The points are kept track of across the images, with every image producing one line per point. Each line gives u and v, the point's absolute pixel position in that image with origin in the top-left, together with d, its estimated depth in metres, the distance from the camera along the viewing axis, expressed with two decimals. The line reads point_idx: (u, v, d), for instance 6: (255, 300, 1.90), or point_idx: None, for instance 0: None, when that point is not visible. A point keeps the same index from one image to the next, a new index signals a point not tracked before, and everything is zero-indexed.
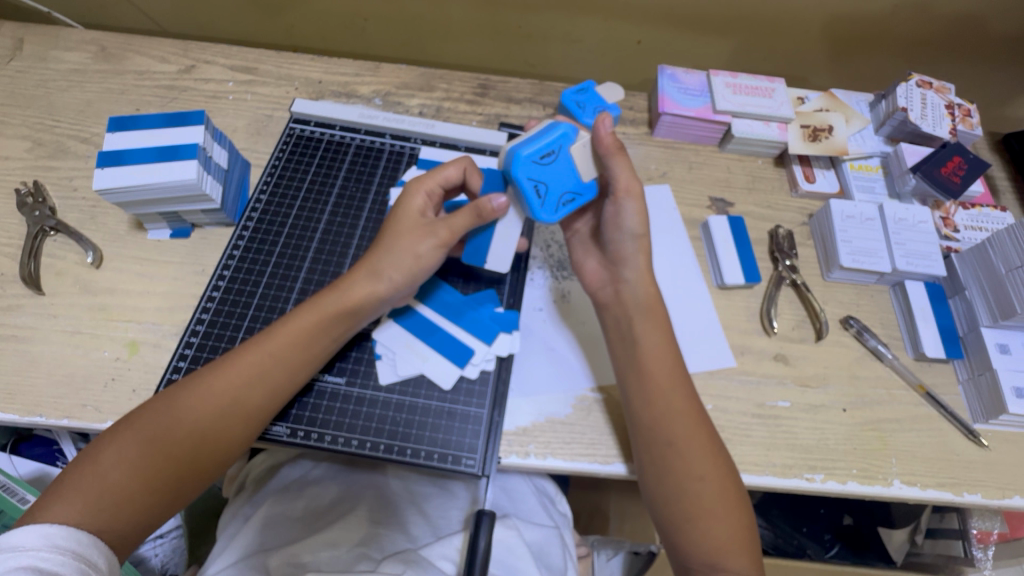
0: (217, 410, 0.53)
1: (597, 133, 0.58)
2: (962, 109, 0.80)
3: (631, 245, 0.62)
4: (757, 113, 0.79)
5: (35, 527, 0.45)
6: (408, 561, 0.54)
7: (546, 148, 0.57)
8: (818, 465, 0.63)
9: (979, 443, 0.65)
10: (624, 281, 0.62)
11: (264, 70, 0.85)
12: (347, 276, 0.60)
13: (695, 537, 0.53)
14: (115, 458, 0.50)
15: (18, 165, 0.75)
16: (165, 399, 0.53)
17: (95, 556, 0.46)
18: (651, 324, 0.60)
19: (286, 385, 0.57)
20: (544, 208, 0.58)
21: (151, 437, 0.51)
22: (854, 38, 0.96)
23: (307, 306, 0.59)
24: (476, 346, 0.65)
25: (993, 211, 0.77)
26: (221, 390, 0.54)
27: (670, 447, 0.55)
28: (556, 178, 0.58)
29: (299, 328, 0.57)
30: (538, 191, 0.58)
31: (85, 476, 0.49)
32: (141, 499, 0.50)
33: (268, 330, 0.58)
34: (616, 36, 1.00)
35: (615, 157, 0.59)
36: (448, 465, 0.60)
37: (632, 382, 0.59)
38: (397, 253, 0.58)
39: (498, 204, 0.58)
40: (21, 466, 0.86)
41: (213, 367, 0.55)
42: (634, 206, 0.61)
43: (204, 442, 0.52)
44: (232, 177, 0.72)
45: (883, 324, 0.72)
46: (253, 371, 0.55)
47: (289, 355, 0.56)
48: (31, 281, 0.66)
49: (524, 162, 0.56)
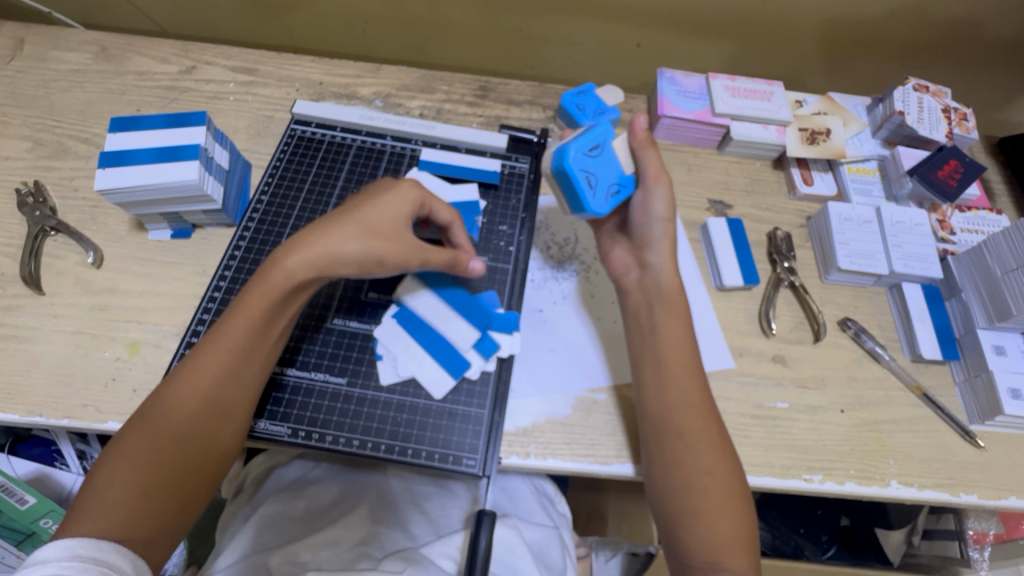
0: (192, 410, 0.53)
1: (634, 126, 0.61)
2: (958, 113, 0.81)
3: (658, 230, 0.62)
4: (756, 116, 0.79)
5: (61, 541, 0.45)
6: (408, 560, 0.54)
7: (591, 144, 0.60)
8: (816, 465, 0.64)
9: (974, 444, 0.66)
10: (648, 265, 0.63)
11: (265, 71, 0.85)
12: (286, 253, 0.57)
13: (696, 534, 0.53)
14: (110, 480, 0.49)
15: (19, 165, 0.75)
16: (141, 416, 0.53)
17: (118, 561, 0.45)
18: (672, 314, 0.60)
19: (250, 367, 0.56)
20: (594, 197, 0.59)
21: (134, 452, 0.51)
22: (852, 43, 0.97)
23: (252, 287, 0.57)
24: (474, 360, 0.64)
25: (988, 214, 0.78)
26: (188, 390, 0.53)
27: (680, 438, 0.56)
28: (602, 172, 0.60)
29: (249, 315, 0.56)
30: (589, 182, 0.59)
31: (87, 500, 0.49)
32: (146, 507, 0.49)
33: (220, 324, 0.57)
34: (616, 39, 1.00)
35: (646, 149, 0.61)
36: (448, 465, 0.60)
37: (649, 371, 0.59)
38: (343, 245, 0.56)
39: (448, 207, 0.63)
40: (19, 466, 0.87)
41: (174, 373, 0.54)
42: (663, 192, 0.61)
43: (187, 442, 0.52)
44: (234, 178, 0.72)
45: (881, 326, 0.73)
46: (213, 365, 0.54)
47: (247, 341, 0.56)
48: (31, 281, 0.66)
49: (575, 154, 0.58)
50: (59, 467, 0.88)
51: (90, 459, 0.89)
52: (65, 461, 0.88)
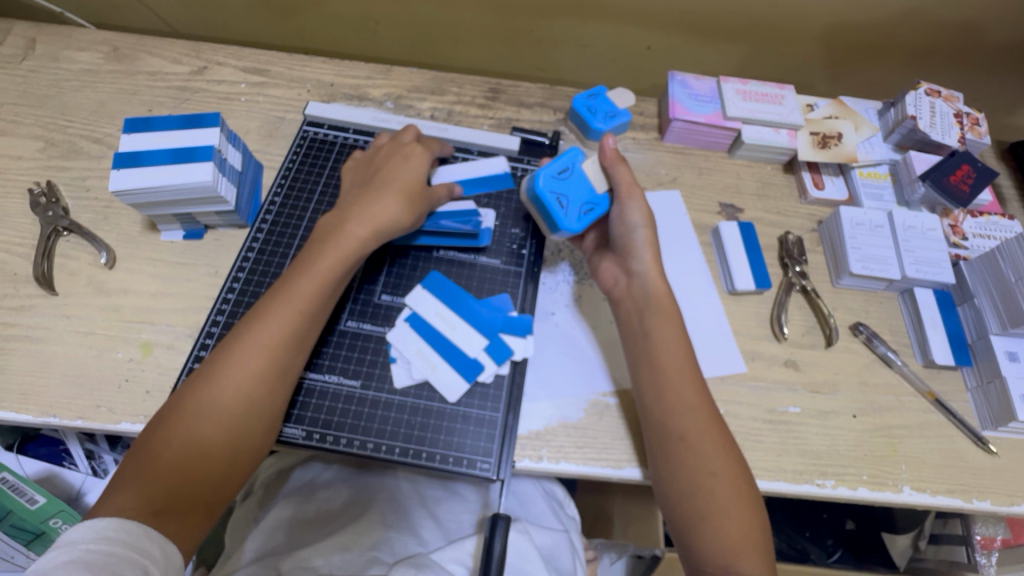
0: (256, 374, 0.54)
1: (603, 147, 0.66)
2: (971, 118, 0.81)
3: (640, 238, 0.63)
4: (768, 120, 0.79)
5: (88, 523, 0.46)
6: (419, 565, 0.54)
7: (561, 167, 0.66)
8: (828, 471, 0.64)
9: (987, 450, 0.66)
10: (634, 273, 0.63)
11: (276, 72, 0.85)
12: (345, 225, 0.62)
13: (708, 536, 0.53)
14: (168, 438, 0.51)
15: (31, 165, 0.75)
16: (200, 377, 0.53)
17: (147, 544, 0.46)
18: (662, 318, 0.61)
19: (310, 336, 0.58)
20: (566, 216, 0.64)
21: (197, 409, 0.52)
22: (862, 46, 0.97)
23: (318, 256, 0.60)
24: (487, 363, 0.64)
25: (1001, 219, 0.78)
26: (253, 352, 0.54)
27: (681, 441, 0.56)
28: (575, 192, 0.66)
29: (317, 283, 0.58)
30: (560, 202, 0.65)
31: (143, 459, 0.50)
32: (200, 473, 0.51)
33: (283, 287, 0.58)
34: (626, 42, 1.00)
35: (617, 166, 0.65)
36: (462, 469, 0.60)
37: (645, 377, 0.59)
38: (383, 212, 0.63)
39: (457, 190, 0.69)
40: (28, 465, 0.88)
41: (238, 334, 0.55)
42: (638, 203, 0.64)
43: (250, 405, 0.53)
44: (246, 179, 0.72)
45: (892, 331, 0.73)
46: (282, 331, 0.55)
47: (316, 309, 0.58)
48: (44, 282, 0.66)
49: (544, 178, 0.65)
50: (68, 467, 0.89)
51: (98, 459, 0.89)
52: (75, 460, 0.88)
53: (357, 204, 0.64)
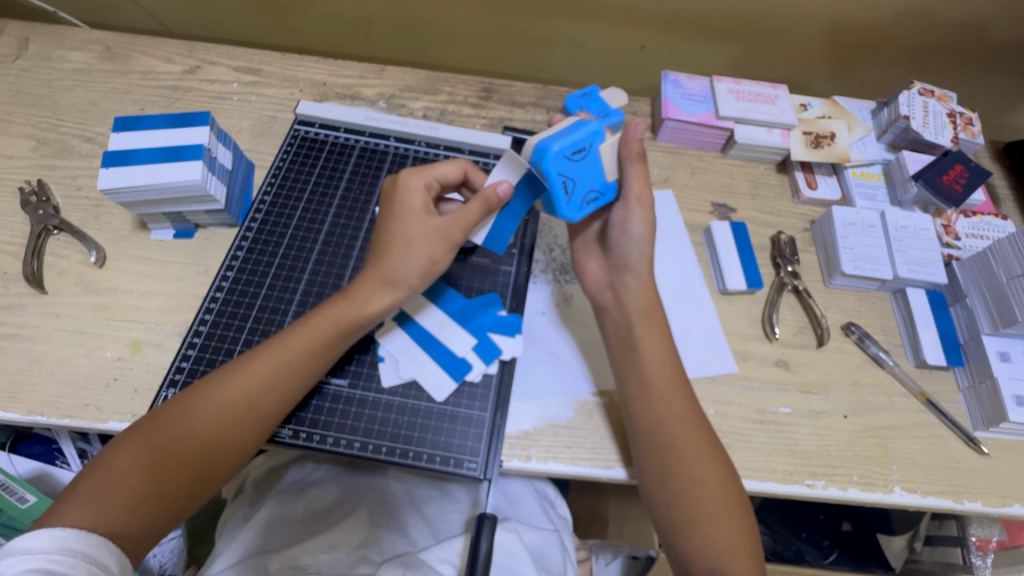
0: (231, 420, 0.53)
1: (627, 135, 0.58)
2: (964, 118, 0.80)
3: (638, 254, 0.62)
4: (760, 119, 0.79)
5: (50, 530, 0.45)
6: (407, 564, 0.54)
7: (576, 146, 0.54)
8: (819, 471, 0.63)
9: (979, 451, 0.65)
10: (625, 285, 0.62)
11: (268, 71, 0.85)
12: (360, 284, 0.58)
13: (695, 540, 0.53)
14: (129, 465, 0.50)
15: (22, 164, 0.75)
16: (175, 408, 0.53)
17: (108, 558, 0.46)
18: (653, 330, 0.60)
19: (296, 391, 0.56)
20: (569, 204, 0.56)
21: (166, 444, 0.51)
22: (857, 47, 0.97)
23: (319, 310, 0.58)
24: (475, 363, 0.64)
25: (994, 219, 0.78)
26: (234, 399, 0.53)
27: (669, 450, 0.55)
28: (584, 176, 0.57)
29: (310, 339, 0.56)
30: (566, 187, 0.55)
31: (99, 480, 0.49)
32: (157, 505, 0.50)
33: (278, 337, 0.57)
34: (620, 42, 1.00)
35: (633, 164, 0.59)
36: (449, 469, 0.60)
37: (630, 387, 0.59)
38: (413, 258, 0.57)
39: (502, 189, 0.57)
40: (19, 465, 0.87)
41: (223, 375, 0.55)
42: (642, 213, 0.61)
43: (218, 448, 0.52)
44: (237, 178, 0.72)
45: (885, 331, 0.72)
46: (266, 383, 0.54)
47: (303, 365, 0.56)
48: (33, 280, 0.66)
49: (555, 157, 0.53)
50: (60, 466, 0.88)
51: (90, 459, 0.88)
52: (67, 460, 0.88)
53: (380, 253, 0.59)
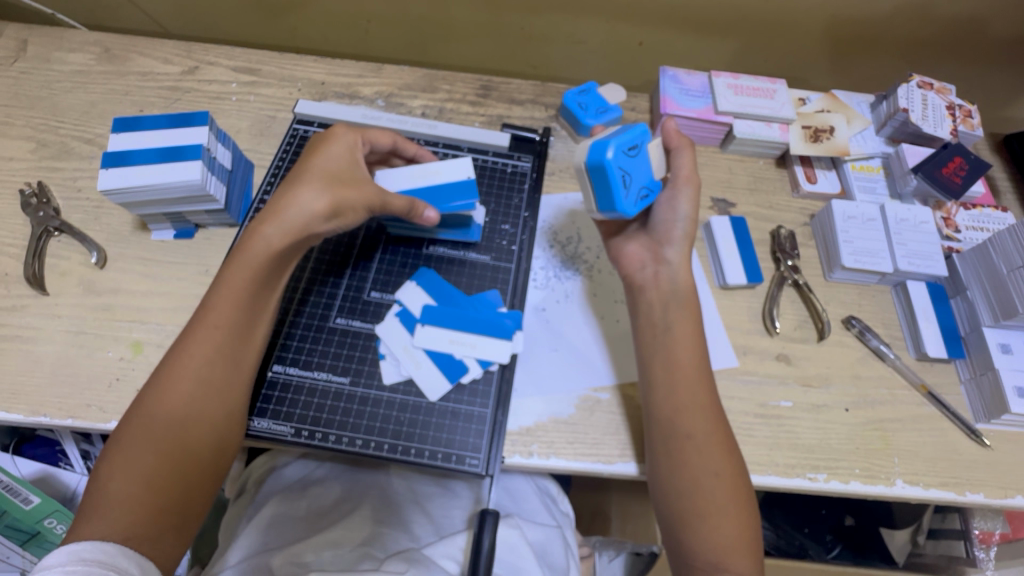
0: (189, 394, 0.53)
1: (670, 129, 0.65)
2: (963, 110, 0.80)
3: (683, 231, 0.63)
4: (759, 114, 0.79)
5: (66, 546, 0.46)
6: (411, 560, 0.54)
7: (632, 142, 0.57)
8: (821, 464, 0.63)
9: (980, 443, 0.65)
10: (666, 263, 0.63)
11: (267, 71, 0.85)
12: (262, 225, 0.58)
13: (701, 534, 0.53)
14: (111, 473, 0.50)
15: (22, 166, 0.75)
16: (135, 408, 0.53)
17: (125, 562, 0.45)
18: (685, 314, 0.60)
19: (237, 346, 0.56)
20: (628, 199, 0.58)
21: (137, 439, 0.51)
22: (855, 41, 0.97)
23: (231, 267, 0.58)
24: (471, 364, 0.64)
25: (993, 211, 0.78)
26: (180, 377, 0.53)
27: (688, 440, 0.55)
28: (639, 172, 0.58)
29: (232, 293, 0.56)
30: (625, 180, 0.57)
31: (94, 495, 0.49)
32: (155, 501, 0.50)
33: (202, 307, 0.57)
34: (618, 38, 1.00)
35: (682, 150, 0.64)
36: (451, 465, 0.60)
37: (657, 373, 0.59)
38: (316, 198, 0.58)
39: (430, 215, 0.64)
40: (23, 466, 0.88)
41: (165, 362, 0.55)
42: (689, 193, 0.63)
43: (185, 428, 0.52)
44: (235, 178, 0.72)
45: (885, 324, 0.72)
46: (205, 350, 0.55)
47: (233, 318, 0.56)
48: (34, 281, 0.66)
49: (616, 150, 0.56)
50: (64, 467, 0.89)
51: (92, 460, 0.88)
52: (70, 460, 0.88)
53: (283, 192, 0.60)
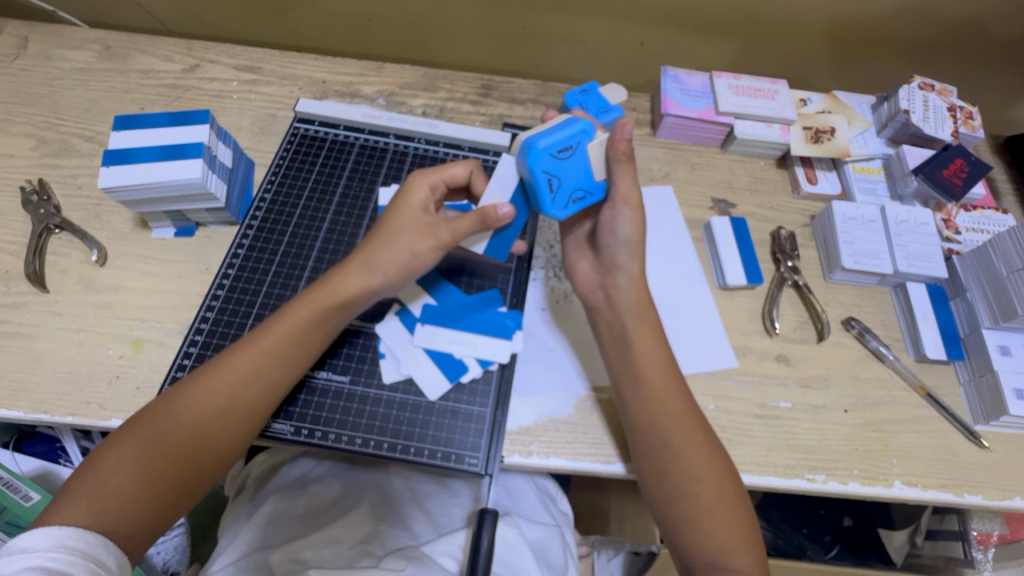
0: (215, 408, 0.53)
1: (615, 136, 0.57)
2: (964, 112, 0.80)
3: (626, 254, 0.62)
4: (761, 115, 0.79)
5: (48, 529, 0.45)
6: (410, 558, 0.54)
7: (564, 142, 0.56)
8: (819, 465, 0.63)
9: (979, 444, 0.65)
10: (616, 286, 0.62)
11: (267, 69, 0.85)
12: (340, 269, 0.60)
13: (694, 538, 0.53)
14: (117, 462, 0.50)
15: (23, 163, 0.76)
16: (164, 401, 0.53)
17: (105, 555, 0.46)
18: (645, 328, 0.60)
19: (281, 381, 0.57)
20: (554, 203, 0.59)
21: (152, 437, 0.51)
22: (856, 42, 0.97)
23: (298, 300, 0.59)
24: (471, 365, 0.65)
25: (993, 213, 0.78)
26: (216, 391, 0.54)
27: (666, 450, 0.55)
28: (570, 174, 0.58)
29: (289, 325, 0.57)
30: (551, 185, 0.57)
31: (88, 481, 0.49)
32: (150, 503, 0.50)
33: (258, 327, 0.58)
34: (619, 37, 1.00)
35: (621, 165, 0.58)
36: (450, 465, 0.60)
37: (625, 385, 0.59)
38: (397, 248, 0.59)
39: (504, 212, 0.58)
40: (22, 463, 0.86)
41: (207, 368, 0.55)
42: (630, 215, 0.60)
43: (204, 440, 0.53)
44: (236, 177, 0.72)
45: (884, 325, 0.72)
46: (248, 371, 0.55)
47: (284, 352, 0.56)
48: (35, 279, 0.66)
49: (540, 154, 0.55)
50: (64, 465, 0.89)
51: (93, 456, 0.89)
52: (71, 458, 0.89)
53: (369, 241, 0.61)
